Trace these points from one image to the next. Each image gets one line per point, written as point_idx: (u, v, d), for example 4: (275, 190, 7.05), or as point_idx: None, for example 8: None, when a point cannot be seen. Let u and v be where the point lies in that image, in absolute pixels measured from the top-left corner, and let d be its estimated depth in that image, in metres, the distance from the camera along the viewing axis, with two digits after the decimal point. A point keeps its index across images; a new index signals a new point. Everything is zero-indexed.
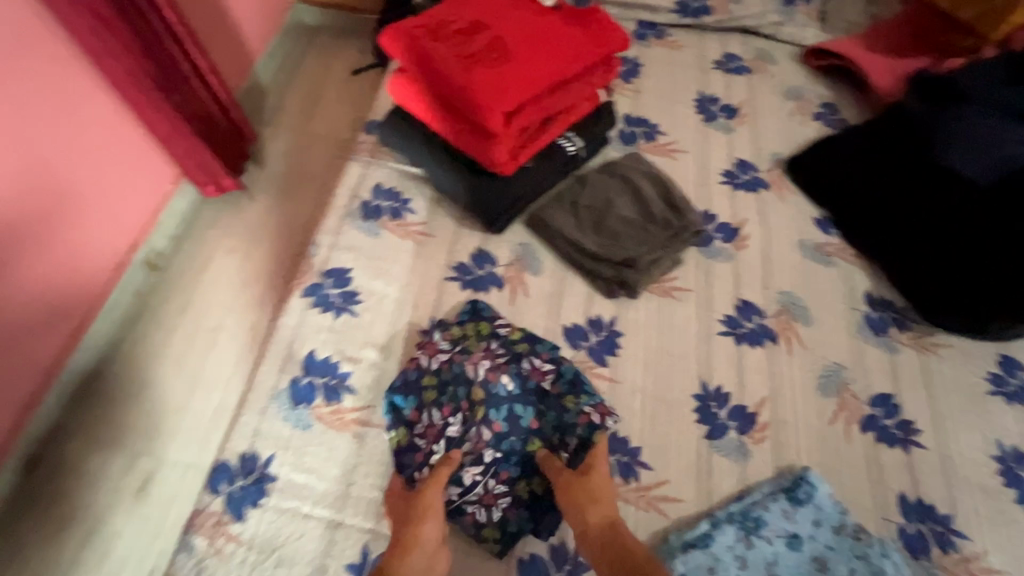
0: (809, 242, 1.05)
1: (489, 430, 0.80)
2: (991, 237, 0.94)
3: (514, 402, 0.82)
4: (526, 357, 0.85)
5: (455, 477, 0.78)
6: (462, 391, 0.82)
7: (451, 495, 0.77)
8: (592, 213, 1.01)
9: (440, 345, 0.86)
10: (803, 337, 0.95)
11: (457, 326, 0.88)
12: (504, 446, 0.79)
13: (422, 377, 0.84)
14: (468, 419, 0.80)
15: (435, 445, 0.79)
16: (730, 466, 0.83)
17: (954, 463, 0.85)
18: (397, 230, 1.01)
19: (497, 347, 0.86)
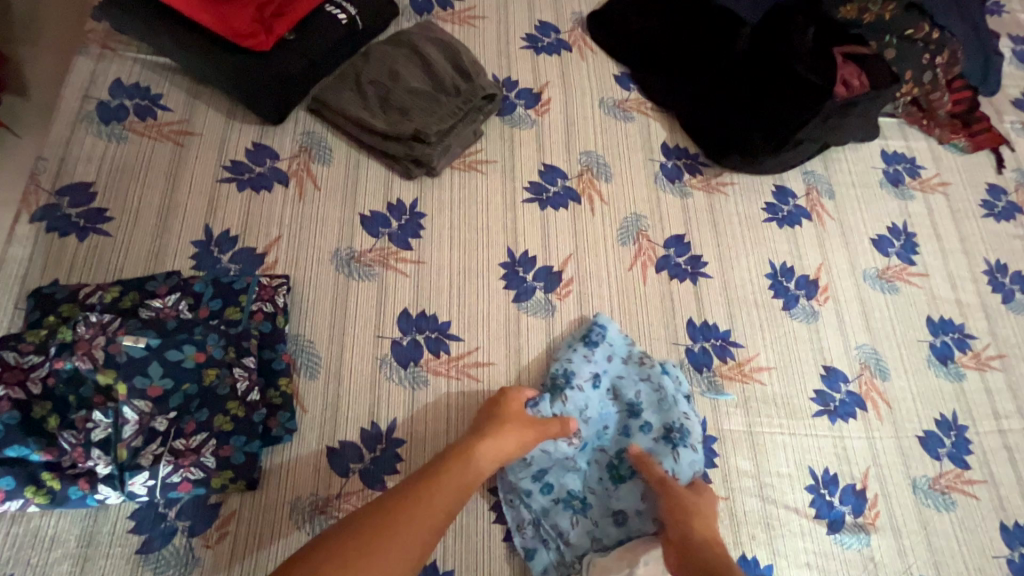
0: (609, 100, 1.05)
1: (145, 400, 0.66)
2: (772, 72, 0.99)
3: (153, 358, 0.67)
4: (139, 307, 0.71)
5: (130, 478, 0.63)
6: (89, 389, 0.65)
7: (147, 484, 0.64)
8: (375, 91, 0.92)
9: (25, 364, 0.65)
10: (604, 193, 0.97)
11: (31, 330, 0.68)
12: (173, 402, 0.67)
13: (31, 408, 0.64)
14: (109, 407, 0.64)
15: (88, 458, 0.63)
16: (537, 323, 0.86)
17: (734, 286, 0.95)
18: (149, 132, 0.86)
19: (101, 317, 0.69)
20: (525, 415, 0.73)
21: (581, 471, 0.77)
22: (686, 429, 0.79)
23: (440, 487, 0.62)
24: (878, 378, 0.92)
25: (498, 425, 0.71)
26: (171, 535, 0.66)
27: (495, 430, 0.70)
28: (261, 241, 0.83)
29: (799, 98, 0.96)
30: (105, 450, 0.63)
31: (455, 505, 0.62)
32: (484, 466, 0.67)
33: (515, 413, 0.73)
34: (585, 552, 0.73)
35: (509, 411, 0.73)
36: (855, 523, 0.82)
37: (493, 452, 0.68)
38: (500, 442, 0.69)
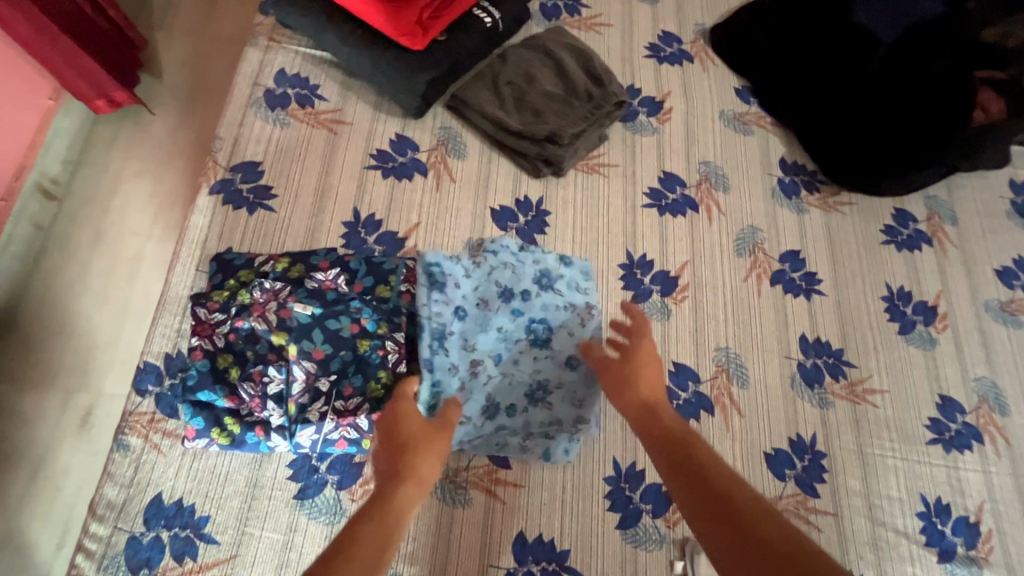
0: (729, 113, 1.06)
1: (312, 361, 0.73)
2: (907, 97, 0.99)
3: (317, 326, 0.75)
4: (305, 278, 0.78)
5: (300, 431, 0.71)
6: (264, 346, 0.73)
7: (310, 437, 0.71)
8: (513, 92, 0.97)
9: (213, 320, 0.74)
10: (721, 204, 0.99)
11: (216, 290, 0.77)
12: (335, 366, 0.74)
13: (216, 359, 0.73)
14: (282, 365, 0.72)
15: (264, 409, 0.71)
16: (652, 325, 0.89)
17: (848, 305, 0.94)
18: (308, 119, 0.94)
19: (273, 284, 0.77)
20: (432, 419, 0.61)
21: (519, 378, 0.80)
22: (548, 269, 0.86)
23: (361, 545, 0.48)
24: (997, 413, 0.90)
25: (405, 441, 0.57)
26: (324, 486, 0.73)
27: (408, 456, 0.56)
28: (402, 226, 0.90)
29: (926, 135, 0.97)
30: (278, 403, 0.71)
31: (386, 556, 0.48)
32: (410, 502, 0.53)
33: (418, 418, 0.60)
34: (583, 414, 0.80)
35: (408, 416, 0.59)
36: (967, 556, 0.81)
37: (420, 484, 0.54)
38: (422, 469, 0.55)
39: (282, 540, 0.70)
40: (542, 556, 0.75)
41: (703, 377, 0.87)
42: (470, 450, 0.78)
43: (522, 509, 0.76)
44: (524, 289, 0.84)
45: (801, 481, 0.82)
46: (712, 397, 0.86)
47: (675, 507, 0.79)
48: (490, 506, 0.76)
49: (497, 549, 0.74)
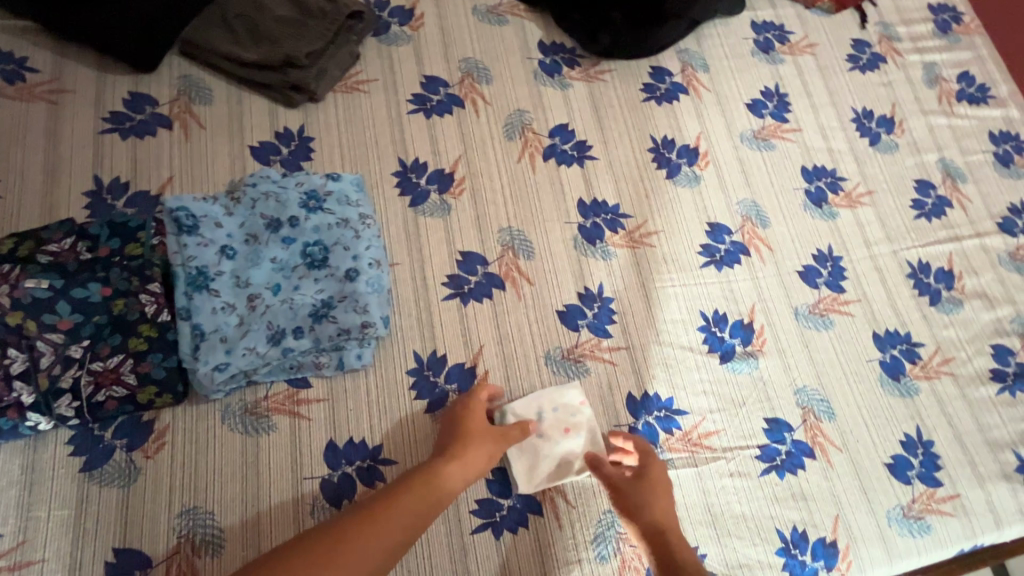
0: (482, 7, 1.08)
1: (58, 332, 0.70)
2: None
3: (59, 297, 0.72)
4: (36, 253, 0.74)
5: (62, 402, 0.69)
6: None
7: (73, 405, 0.69)
8: (243, 22, 0.93)
9: None
10: (486, 95, 1.01)
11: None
12: (86, 331, 0.71)
13: None
14: (23, 344, 0.69)
15: (12, 391, 0.67)
16: (435, 222, 0.92)
17: (619, 163, 1.01)
18: (22, 95, 0.87)
19: (2, 267, 0.72)
20: (488, 431, 0.75)
21: (300, 301, 0.81)
22: (318, 192, 0.86)
23: (404, 501, 0.63)
24: (759, 227, 1.01)
25: (463, 441, 0.72)
26: (110, 452, 0.72)
27: (462, 446, 0.72)
28: (153, 183, 0.86)
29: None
30: (26, 381, 0.68)
31: (423, 520, 0.63)
32: (454, 481, 0.68)
33: (478, 429, 0.75)
34: (372, 316, 0.81)
35: (471, 428, 0.75)
36: (745, 352, 0.92)
37: (462, 466, 0.70)
38: (466, 455, 0.71)
39: (74, 514, 0.69)
40: (356, 456, 0.77)
41: (491, 259, 0.91)
42: (264, 382, 0.78)
43: (329, 420, 0.78)
44: (292, 215, 0.84)
45: (594, 327, 0.89)
46: (501, 274, 0.90)
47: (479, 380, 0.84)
48: (295, 426, 0.78)
49: (309, 462, 0.76)
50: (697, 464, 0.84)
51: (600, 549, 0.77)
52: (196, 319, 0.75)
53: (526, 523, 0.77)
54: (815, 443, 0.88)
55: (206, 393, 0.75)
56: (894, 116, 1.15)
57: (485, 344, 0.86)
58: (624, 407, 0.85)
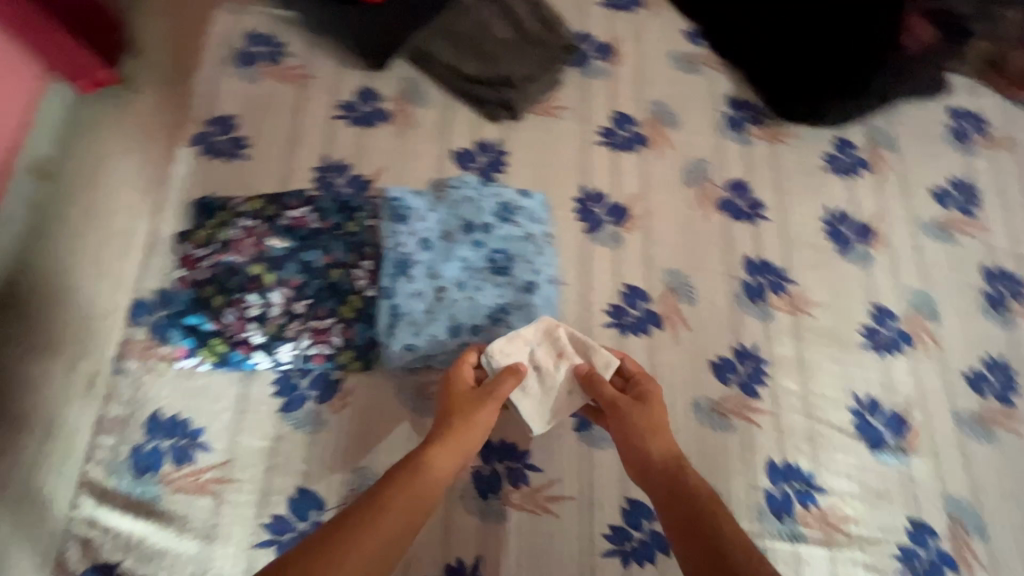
0: (679, 54, 1.12)
1: (288, 288, 0.81)
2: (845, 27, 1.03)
3: (291, 258, 0.82)
4: (278, 215, 0.85)
5: (282, 347, 0.79)
6: (243, 277, 0.80)
7: (290, 352, 0.79)
8: (470, 37, 1.03)
9: (196, 254, 0.82)
10: (670, 139, 1.05)
11: (199, 229, 0.84)
12: (308, 291, 0.81)
13: (201, 289, 0.80)
14: (260, 293, 0.80)
15: (247, 329, 0.78)
16: (606, 252, 0.96)
17: (791, 228, 1.01)
18: (278, 75, 1.00)
19: (251, 222, 0.84)
20: (477, 402, 0.75)
21: (480, 302, 0.88)
22: (508, 205, 0.93)
23: (395, 498, 0.65)
24: (929, 320, 0.97)
25: (444, 425, 0.73)
26: (304, 400, 0.81)
27: (449, 427, 0.73)
28: (369, 169, 0.96)
29: (852, 57, 1.02)
30: (259, 324, 0.79)
31: (417, 509, 0.66)
32: (439, 465, 0.69)
33: (465, 403, 0.75)
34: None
35: (458, 404, 0.75)
36: (896, 445, 0.89)
37: (446, 449, 0.71)
38: (453, 436, 0.72)
39: (270, 447, 0.78)
40: (505, 455, 0.83)
41: (653, 297, 0.94)
42: (435, 368, 0.85)
43: None
44: (485, 221, 0.91)
45: (743, 385, 0.90)
46: (661, 313, 0.93)
47: None
48: None
49: None
50: (829, 546, 0.82)
51: None
52: (395, 299, 0.84)
53: (653, 560, 0.79)
54: (960, 556, 0.84)
55: (389, 367, 0.83)
56: None
57: None
58: (763, 470, 0.85)
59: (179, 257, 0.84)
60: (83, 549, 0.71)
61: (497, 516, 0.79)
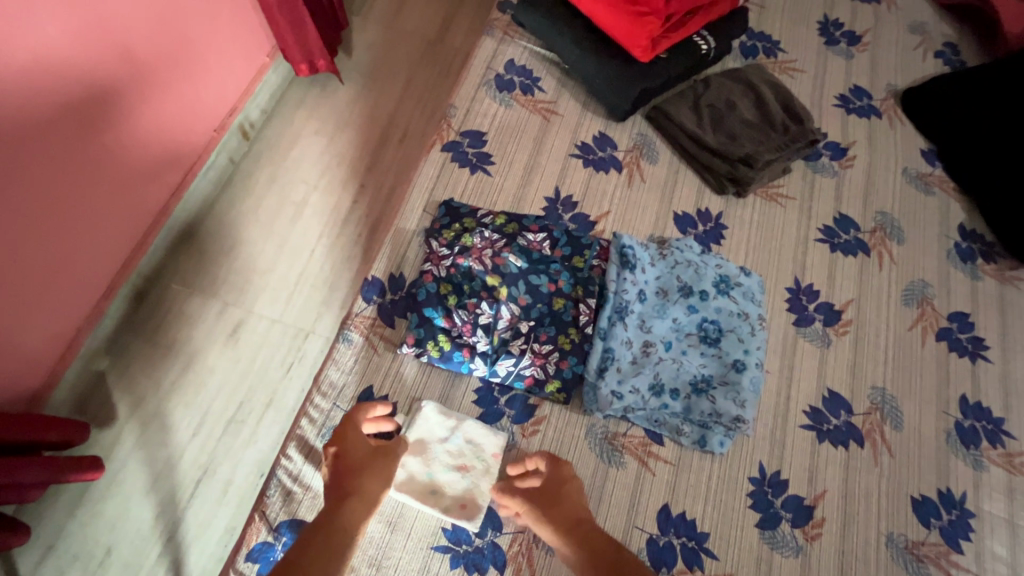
0: (912, 171, 1.10)
1: (516, 305, 0.83)
2: None
3: (523, 278, 0.86)
4: (518, 235, 0.89)
5: (500, 360, 0.81)
6: (478, 284, 0.85)
7: (507, 368, 0.81)
8: (714, 114, 1.06)
9: (440, 252, 0.87)
10: (893, 253, 1.02)
11: (445, 229, 0.90)
12: (534, 314, 0.84)
13: (439, 286, 0.85)
14: (491, 303, 0.83)
15: (473, 335, 0.81)
16: (812, 350, 0.93)
17: (1014, 378, 0.94)
18: (528, 105, 1.07)
19: (491, 234, 0.89)
20: (366, 456, 0.73)
21: (685, 367, 0.86)
22: (725, 278, 0.93)
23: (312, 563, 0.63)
24: None
25: (344, 481, 0.70)
26: (501, 416, 0.82)
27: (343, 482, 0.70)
28: (595, 211, 0.99)
29: None
30: (486, 332, 0.82)
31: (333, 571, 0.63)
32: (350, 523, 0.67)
33: (357, 457, 0.73)
34: (744, 412, 0.84)
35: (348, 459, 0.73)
36: None
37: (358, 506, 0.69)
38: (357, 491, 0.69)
39: None
40: (683, 531, 0.79)
41: (857, 410, 0.89)
42: (629, 421, 0.84)
43: (670, 485, 0.81)
44: (703, 288, 0.91)
45: (946, 533, 0.82)
46: (863, 430, 0.88)
47: (814, 523, 0.81)
48: (641, 474, 0.81)
49: (643, 514, 0.79)
50: None
51: None
52: (609, 342, 0.84)
53: None
54: None
55: (588, 407, 0.82)
56: None
57: (829, 490, 0.83)
58: None
59: (423, 251, 0.90)
60: (284, 501, 0.75)
61: None
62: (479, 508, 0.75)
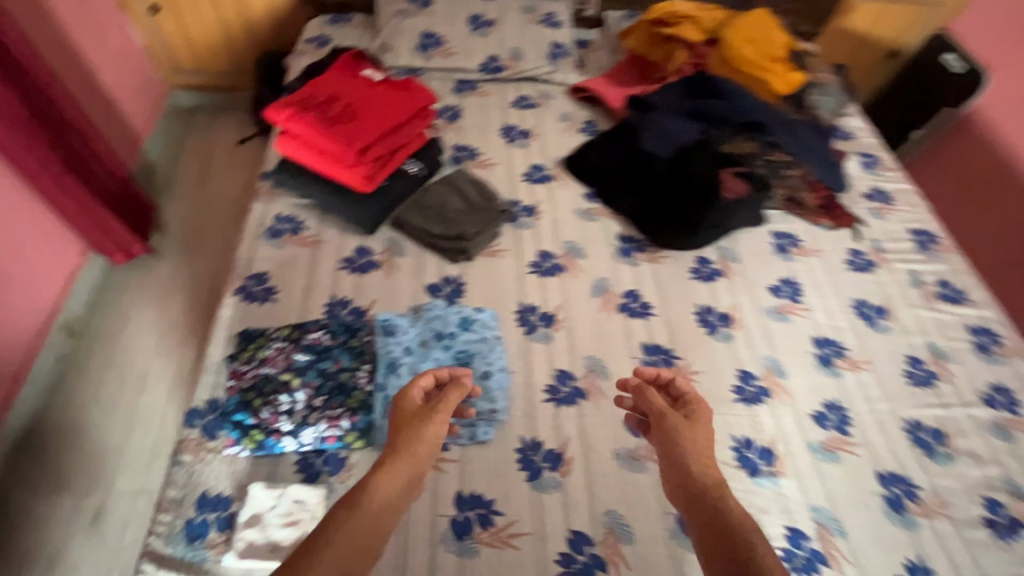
0: (582, 209, 1.61)
1: (308, 388, 1.11)
2: (682, 187, 1.55)
3: (311, 366, 1.15)
4: (302, 337, 1.19)
5: (304, 431, 1.07)
6: (276, 382, 1.12)
7: (311, 435, 1.07)
8: (434, 210, 1.49)
9: (242, 369, 1.13)
10: (580, 265, 1.48)
11: (243, 351, 1.17)
12: (324, 389, 1.12)
13: (244, 394, 1.10)
14: (289, 393, 1.10)
15: (279, 421, 1.07)
16: (540, 346, 1.32)
17: (672, 319, 1.41)
18: (297, 242, 1.41)
19: (281, 343, 1.17)
20: (422, 414, 0.97)
21: (449, 388, 1.20)
22: (467, 319, 1.30)
23: (356, 516, 0.80)
24: (779, 377, 1.33)
25: (392, 451, 0.91)
26: (319, 475, 1.07)
27: (404, 440, 0.93)
28: (365, 302, 1.33)
29: (693, 207, 1.52)
30: (289, 416, 1.07)
31: (373, 535, 0.80)
32: (380, 492, 0.85)
33: (412, 416, 0.98)
34: (496, 406, 1.20)
35: (407, 416, 0.98)
36: (768, 471, 1.19)
37: (389, 478, 0.87)
38: (409, 450, 0.91)
39: None
40: (476, 504, 1.08)
41: (578, 376, 1.28)
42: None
43: (459, 475, 1.11)
44: (451, 330, 1.27)
45: None
46: (585, 388, 1.26)
47: (565, 463, 1.15)
48: (436, 475, 1.11)
49: (443, 503, 1.07)
50: None
51: None
52: (387, 391, 1.15)
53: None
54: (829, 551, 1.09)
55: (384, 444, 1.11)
56: (886, 306, 1.51)
57: (570, 437, 1.19)
58: None
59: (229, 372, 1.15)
60: None
61: (472, 553, 1.02)
62: None
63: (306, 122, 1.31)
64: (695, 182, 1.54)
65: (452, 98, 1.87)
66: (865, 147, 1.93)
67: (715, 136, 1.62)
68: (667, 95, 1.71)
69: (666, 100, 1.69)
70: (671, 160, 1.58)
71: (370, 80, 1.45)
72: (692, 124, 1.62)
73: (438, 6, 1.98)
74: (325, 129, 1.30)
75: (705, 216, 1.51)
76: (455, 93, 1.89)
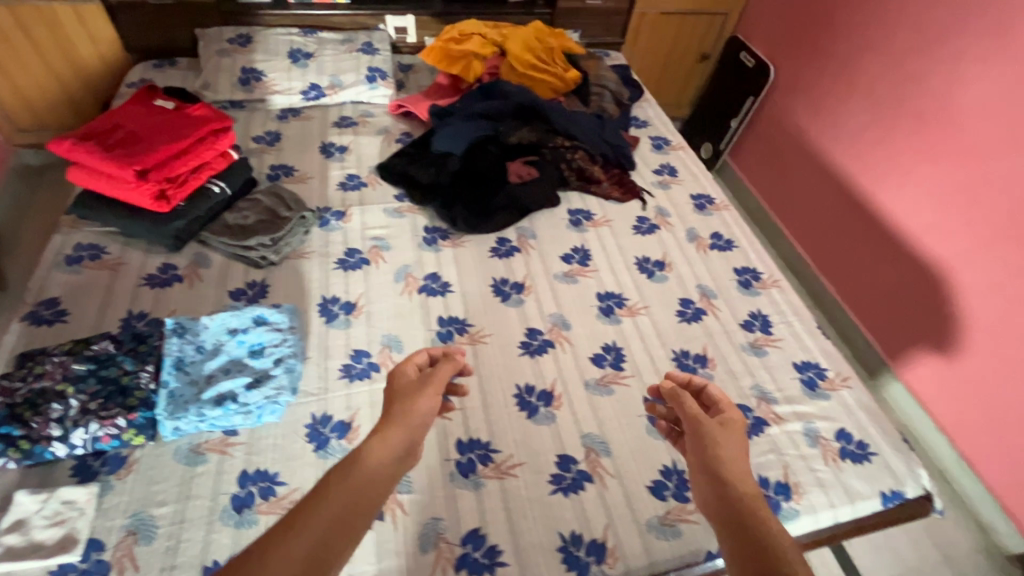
0: (391, 208, 1.74)
1: (84, 394, 1.15)
2: (474, 181, 1.75)
3: (90, 374, 1.18)
4: (84, 349, 1.22)
5: (76, 435, 1.10)
6: (50, 394, 1.14)
7: (83, 437, 1.10)
8: (240, 222, 1.56)
9: (14, 386, 1.14)
10: (385, 257, 1.60)
11: (18, 370, 1.17)
12: (100, 394, 1.16)
13: (13, 409, 1.11)
14: (62, 402, 1.13)
15: (49, 429, 1.09)
16: (338, 331, 1.41)
17: (469, 294, 1.54)
18: (97, 266, 1.45)
19: (62, 357, 1.20)
20: (417, 387, 0.97)
21: (241, 378, 1.25)
22: (263, 314, 1.37)
23: (340, 491, 0.80)
24: (564, 330, 1.49)
25: (386, 423, 0.90)
26: (96, 475, 1.10)
27: (397, 412, 0.92)
28: (163, 313, 1.38)
29: (483, 197, 1.72)
30: (59, 423, 1.10)
31: (348, 511, 0.78)
32: (373, 459, 0.85)
33: (404, 389, 0.98)
34: (283, 387, 1.25)
35: (399, 390, 0.97)
36: (546, 411, 1.32)
37: (378, 446, 0.86)
38: (386, 431, 0.89)
39: None
40: (259, 479, 1.13)
41: (373, 352, 1.38)
42: (205, 432, 1.19)
43: (245, 455, 1.17)
44: (245, 326, 1.34)
45: None
46: (379, 362, 1.36)
47: (353, 430, 1.24)
48: (221, 459, 1.16)
49: (226, 481, 1.12)
50: (502, 484, 1.18)
51: (422, 543, 1.09)
52: (171, 388, 1.19)
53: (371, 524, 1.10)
54: (594, 471, 1.22)
55: (166, 437, 1.16)
56: (665, 260, 1.72)
57: (360, 407, 1.28)
58: (453, 447, 1.23)
59: None
60: None
61: (249, 523, 1.07)
62: (77, 542, 1.01)
63: (86, 149, 1.37)
64: (484, 176, 1.75)
65: (273, 124, 1.99)
66: (657, 132, 2.20)
67: (504, 130, 1.80)
68: (465, 101, 1.91)
69: (464, 105, 1.89)
70: (464, 157, 1.77)
71: (162, 109, 1.55)
72: (483, 125, 1.83)
73: (258, 44, 2.12)
74: (107, 155, 1.36)
75: (493, 201, 1.70)
76: (278, 120, 2.02)
